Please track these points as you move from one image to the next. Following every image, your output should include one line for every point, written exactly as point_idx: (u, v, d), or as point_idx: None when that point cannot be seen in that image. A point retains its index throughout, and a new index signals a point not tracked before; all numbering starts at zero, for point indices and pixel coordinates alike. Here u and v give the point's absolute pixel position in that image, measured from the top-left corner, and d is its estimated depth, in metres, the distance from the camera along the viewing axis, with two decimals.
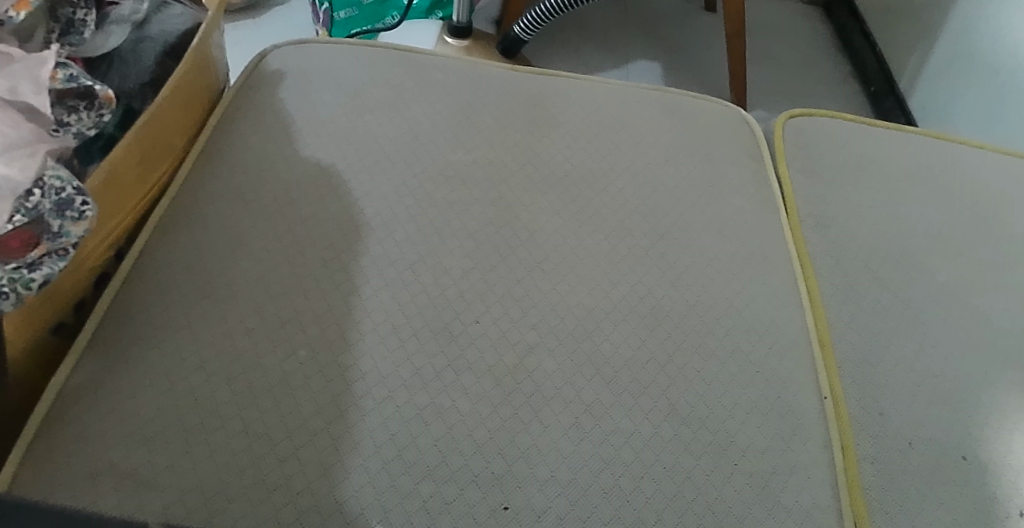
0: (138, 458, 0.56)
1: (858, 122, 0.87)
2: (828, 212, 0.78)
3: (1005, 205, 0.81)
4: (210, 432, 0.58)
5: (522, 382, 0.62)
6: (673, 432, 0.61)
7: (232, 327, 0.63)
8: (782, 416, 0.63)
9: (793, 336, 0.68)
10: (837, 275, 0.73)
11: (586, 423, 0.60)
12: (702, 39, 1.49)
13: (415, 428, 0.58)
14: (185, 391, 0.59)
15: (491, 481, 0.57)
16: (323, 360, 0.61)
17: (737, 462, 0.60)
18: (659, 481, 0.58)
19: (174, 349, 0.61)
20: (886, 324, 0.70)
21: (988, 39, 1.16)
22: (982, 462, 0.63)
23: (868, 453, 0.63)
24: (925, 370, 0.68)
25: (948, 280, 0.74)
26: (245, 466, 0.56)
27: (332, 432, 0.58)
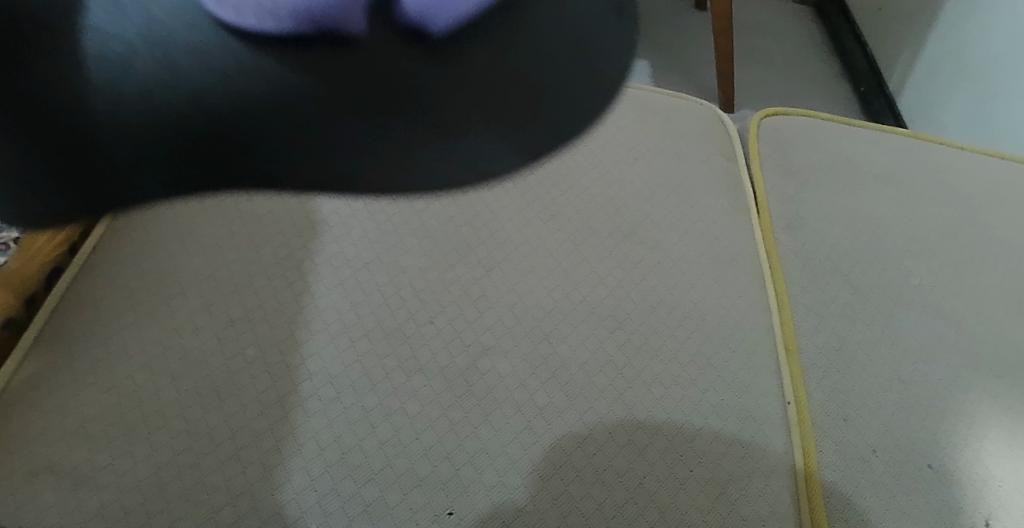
0: (78, 457, 0.55)
1: (835, 120, 0.85)
2: (800, 212, 0.76)
3: (987, 204, 0.78)
4: (151, 431, 0.57)
5: (474, 383, 0.60)
6: (628, 436, 0.59)
7: (181, 325, 0.61)
8: (742, 421, 0.62)
9: (756, 339, 0.67)
10: (806, 276, 0.72)
11: (539, 427, 0.59)
12: (690, 39, 1.47)
13: (361, 430, 0.57)
14: (129, 389, 0.58)
15: (437, 485, 0.55)
16: (270, 360, 0.60)
17: (693, 468, 0.58)
18: (610, 488, 0.57)
19: (121, 346, 0.60)
20: (854, 329, 0.69)
21: (978, 37, 1.14)
22: (949, 471, 0.62)
23: (830, 460, 0.61)
24: (893, 375, 0.66)
25: (921, 283, 0.72)
26: (186, 466, 0.55)
27: (276, 433, 0.57)
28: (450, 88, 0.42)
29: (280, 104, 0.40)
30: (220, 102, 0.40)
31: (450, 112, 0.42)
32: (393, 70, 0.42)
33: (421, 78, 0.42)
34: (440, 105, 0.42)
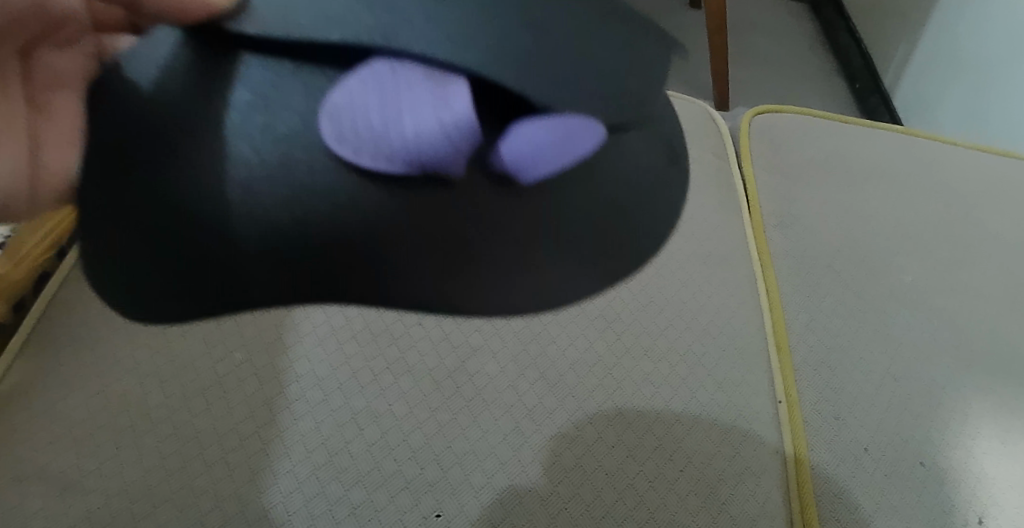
0: (66, 461, 0.55)
1: (828, 116, 0.85)
2: (792, 210, 0.76)
3: (980, 200, 0.78)
4: (139, 435, 0.56)
5: (463, 385, 0.60)
6: (617, 437, 0.59)
7: (169, 328, 0.61)
8: (733, 421, 0.62)
9: (747, 338, 0.67)
10: (798, 274, 0.71)
11: (527, 428, 0.59)
12: (684, 37, 1.47)
13: (349, 432, 0.57)
14: (117, 393, 0.58)
15: (425, 487, 0.55)
16: (258, 363, 0.60)
17: (683, 468, 0.58)
18: (599, 489, 0.56)
19: (108, 350, 0.60)
20: (846, 326, 0.68)
21: (973, 32, 1.13)
22: (941, 469, 0.61)
23: (821, 459, 0.61)
24: (886, 373, 0.66)
25: (914, 279, 0.71)
26: (173, 470, 0.55)
27: (264, 436, 0.56)
28: (498, 260, 0.36)
29: (359, 230, 0.34)
30: (280, 206, 0.33)
31: (493, 303, 0.37)
32: (462, 222, 0.35)
33: (490, 226, 0.35)
34: (507, 259, 0.36)
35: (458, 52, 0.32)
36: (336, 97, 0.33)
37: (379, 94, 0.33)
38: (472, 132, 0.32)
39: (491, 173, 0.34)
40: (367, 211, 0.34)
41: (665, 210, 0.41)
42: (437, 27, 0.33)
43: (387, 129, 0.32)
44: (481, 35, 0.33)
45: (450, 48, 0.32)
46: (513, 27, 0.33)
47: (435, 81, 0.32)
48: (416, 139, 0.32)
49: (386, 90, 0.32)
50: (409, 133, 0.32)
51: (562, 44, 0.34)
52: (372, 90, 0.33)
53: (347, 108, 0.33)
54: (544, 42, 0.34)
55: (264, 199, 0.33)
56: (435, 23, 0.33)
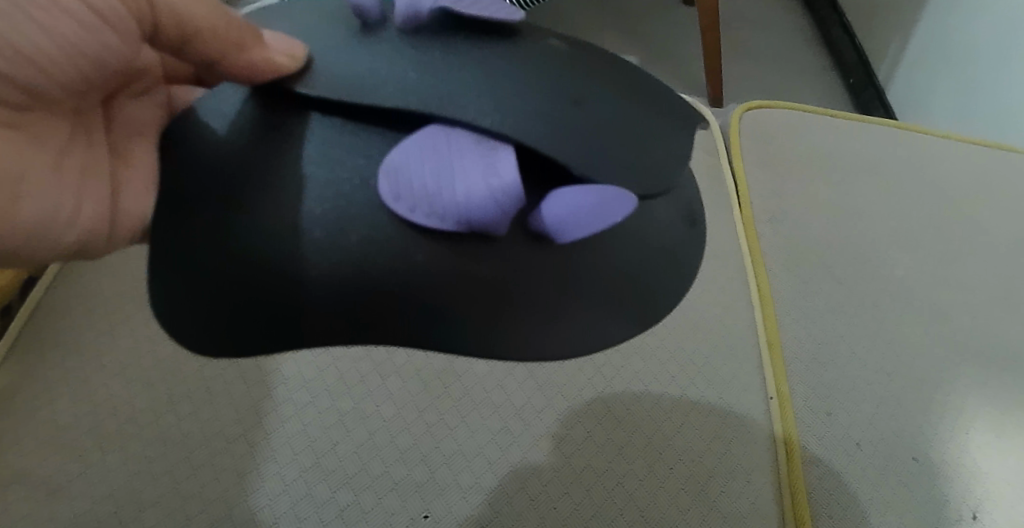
0: (52, 466, 0.55)
1: (818, 110, 0.84)
2: (782, 206, 0.75)
3: (972, 193, 0.77)
4: (125, 438, 0.56)
5: (450, 385, 0.60)
6: (607, 435, 0.59)
7: (155, 332, 0.61)
8: (724, 417, 0.61)
9: (737, 336, 0.66)
10: (788, 270, 0.71)
11: (516, 428, 0.58)
12: (677, 35, 1.47)
13: (336, 434, 0.57)
14: (103, 397, 0.58)
15: (412, 488, 0.55)
16: (244, 365, 0.59)
17: (673, 466, 0.58)
18: (589, 488, 0.56)
19: (94, 354, 0.60)
20: (838, 321, 0.68)
21: (966, 25, 1.13)
22: (935, 464, 0.61)
23: (813, 455, 0.60)
24: (878, 368, 0.65)
25: (905, 273, 0.71)
26: (159, 474, 0.55)
27: (251, 439, 0.56)
28: (525, 307, 0.38)
29: (402, 278, 0.37)
30: (344, 260, 0.37)
31: (532, 344, 0.38)
32: (499, 275, 0.38)
33: (523, 274, 0.38)
34: (541, 306, 0.38)
35: (507, 124, 0.36)
36: (395, 158, 0.37)
37: (434, 159, 0.36)
38: (518, 198, 0.36)
39: (528, 231, 0.38)
40: (415, 258, 0.37)
41: (682, 275, 0.42)
42: (487, 99, 0.37)
43: (442, 192, 0.36)
44: (528, 110, 0.37)
45: (501, 121, 0.37)
46: (552, 103, 0.38)
47: (482, 149, 0.36)
48: (467, 200, 0.36)
49: (440, 153, 0.36)
50: (460, 195, 0.36)
51: (596, 121, 0.38)
52: (426, 152, 0.36)
53: (405, 168, 0.36)
54: (581, 118, 0.38)
55: (321, 240, 0.37)
56: (488, 96, 0.37)
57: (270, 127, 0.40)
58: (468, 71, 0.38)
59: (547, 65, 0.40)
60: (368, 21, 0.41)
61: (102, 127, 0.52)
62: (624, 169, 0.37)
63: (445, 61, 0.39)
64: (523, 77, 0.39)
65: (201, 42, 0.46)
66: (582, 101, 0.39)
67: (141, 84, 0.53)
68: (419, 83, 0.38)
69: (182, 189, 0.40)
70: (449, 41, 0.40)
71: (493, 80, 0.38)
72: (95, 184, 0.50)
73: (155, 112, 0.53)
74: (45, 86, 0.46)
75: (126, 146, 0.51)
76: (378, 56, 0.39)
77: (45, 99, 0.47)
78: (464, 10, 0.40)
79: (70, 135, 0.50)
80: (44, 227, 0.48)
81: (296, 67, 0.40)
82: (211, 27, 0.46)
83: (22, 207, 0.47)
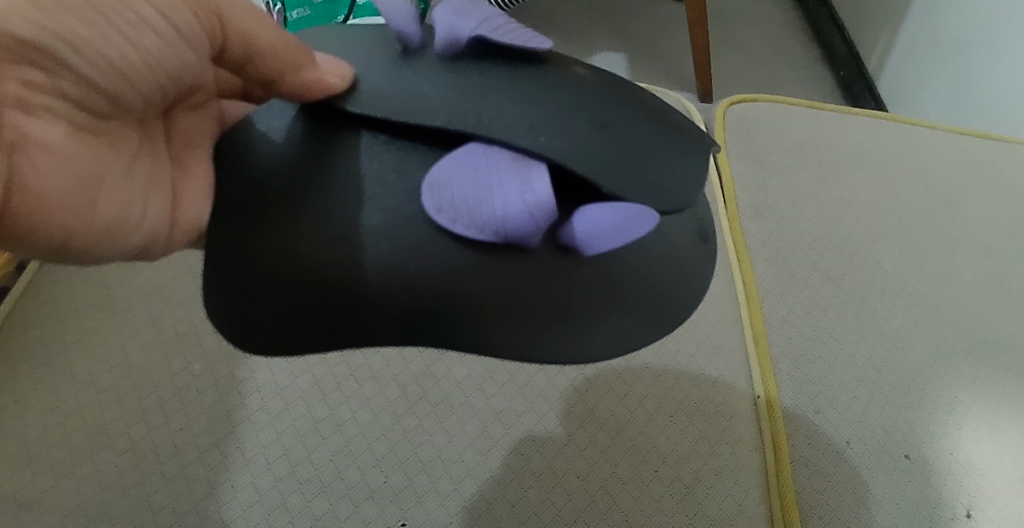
0: (20, 479, 0.53)
1: (804, 105, 0.83)
2: (768, 201, 0.74)
3: (963, 185, 0.76)
4: (95, 450, 0.55)
5: (429, 390, 0.59)
6: (590, 439, 0.57)
7: (127, 340, 0.59)
8: (710, 418, 0.60)
9: (722, 334, 0.65)
10: (775, 266, 0.69)
11: (496, 431, 0.57)
12: (666, 31, 1.45)
13: (311, 441, 0.56)
14: (74, 408, 0.56)
15: (390, 496, 0.54)
16: (218, 373, 0.58)
17: (658, 469, 0.57)
18: (572, 492, 0.55)
19: (64, 364, 0.58)
20: (826, 317, 0.66)
21: (956, 17, 1.12)
22: (926, 461, 0.59)
23: (802, 455, 0.59)
24: (868, 364, 0.64)
25: (894, 267, 0.69)
26: (130, 486, 0.53)
27: (223, 449, 0.55)
28: (542, 316, 0.38)
29: (443, 285, 0.37)
30: (379, 276, 0.37)
31: (557, 345, 0.38)
32: (524, 285, 0.37)
33: (547, 285, 0.38)
34: (567, 310, 0.38)
35: (544, 142, 0.35)
36: (436, 172, 0.36)
37: (474, 174, 0.36)
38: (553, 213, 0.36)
39: (561, 244, 0.38)
40: (449, 268, 0.37)
41: (696, 286, 0.42)
42: (522, 116, 0.36)
43: (481, 205, 0.36)
44: (565, 126, 0.36)
45: (538, 138, 0.36)
46: (587, 125, 0.36)
47: (519, 165, 0.35)
48: (506, 217, 0.36)
49: (480, 170, 0.36)
50: (499, 211, 0.36)
51: (632, 139, 0.37)
52: (466, 168, 0.36)
53: (445, 184, 0.36)
54: (618, 135, 0.37)
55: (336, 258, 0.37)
56: (523, 112, 0.36)
57: (320, 143, 0.39)
58: (503, 89, 0.37)
59: (582, 86, 0.39)
60: (404, 38, 0.40)
61: (161, 138, 0.50)
62: (654, 188, 0.36)
63: (479, 78, 0.38)
64: (559, 92, 0.38)
65: (261, 63, 0.45)
66: (617, 118, 0.38)
67: (198, 96, 0.51)
68: (453, 99, 0.37)
69: (234, 199, 0.39)
70: (482, 60, 0.39)
71: (529, 96, 0.37)
72: (156, 189, 0.49)
73: (210, 126, 0.51)
74: (121, 89, 0.46)
75: (186, 155, 0.50)
76: (410, 73, 0.38)
77: (118, 105, 0.46)
78: (498, 32, 0.39)
79: (135, 144, 0.49)
80: (114, 229, 0.48)
81: (344, 86, 0.39)
82: (271, 46, 0.45)
83: (96, 209, 0.47)
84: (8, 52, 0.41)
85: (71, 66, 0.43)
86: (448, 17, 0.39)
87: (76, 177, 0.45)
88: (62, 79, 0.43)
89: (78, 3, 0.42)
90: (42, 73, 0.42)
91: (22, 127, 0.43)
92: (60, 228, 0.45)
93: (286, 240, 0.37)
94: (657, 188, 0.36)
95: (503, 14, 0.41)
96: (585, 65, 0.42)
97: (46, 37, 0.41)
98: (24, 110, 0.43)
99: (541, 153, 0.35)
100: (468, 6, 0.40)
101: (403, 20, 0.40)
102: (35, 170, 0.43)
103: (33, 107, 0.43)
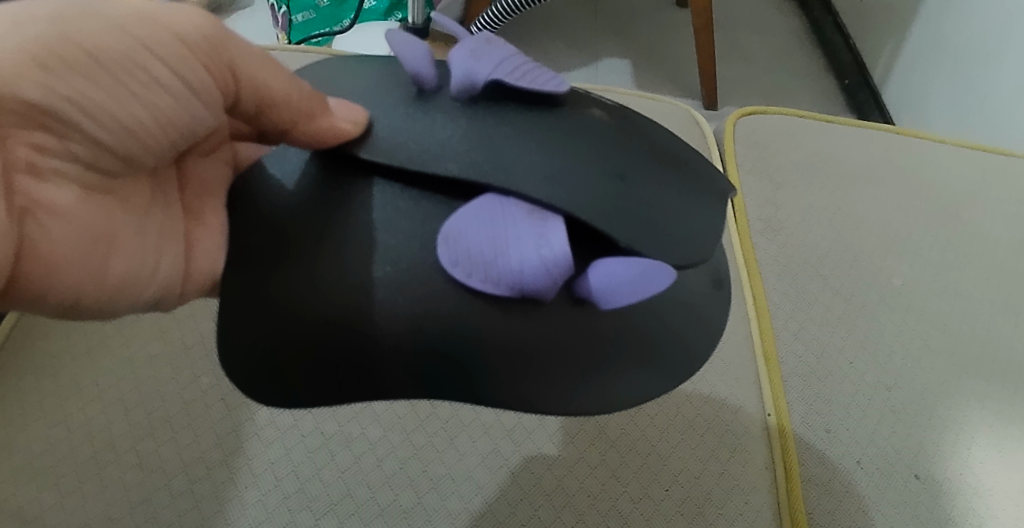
0: (26, 495, 0.53)
1: (813, 118, 0.82)
2: (777, 215, 0.74)
3: (973, 201, 0.76)
4: (102, 466, 0.54)
5: (439, 406, 0.59)
6: (600, 457, 0.57)
7: (134, 353, 0.59)
8: (720, 436, 0.59)
9: (733, 351, 0.64)
10: (785, 282, 0.69)
11: (506, 449, 0.57)
12: (670, 38, 1.45)
13: (320, 458, 0.55)
14: (80, 422, 0.56)
15: (399, 515, 0.53)
16: (225, 388, 0.58)
17: (668, 488, 0.56)
18: (582, 511, 0.55)
19: (72, 378, 0.57)
20: (836, 334, 0.66)
21: (963, 29, 1.12)
22: (936, 481, 0.59)
23: (812, 474, 0.59)
24: (878, 382, 0.63)
25: (904, 283, 0.69)
26: (137, 502, 0.53)
27: (231, 465, 0.54)
28: (566, 365, 0.38)
29: (468, 343, 0.37)
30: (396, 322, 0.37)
31: (589, 396, 0.38)
32: (550, 341, 0.38)
33: (564, 326, 0.38)
34: (593, 362, 0.38)
35: (560, 192, 0.36)
36: (452, 224, 0.36)
37: (489, 226, 0.35)
38: (567, 268, 0.35)
39: (576, 296, 0.38)
40: (472, 320, 0.37)
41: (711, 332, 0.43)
42: (539, 166, 0.36)
43: (497, 259, 0.35)
44: (581, 180, 0.36)
45: (554, 188, 0.36)
46: (601, 176, 0.37)
47: (535, 218, 0.35)
48: (520, 271, 0.35)
49: (496, 223, 0.35)
50: (514, 265, 0.35)
51: (644, 191, 0.38)
52: (482, 221, 0.35)
53: (460, 236, 0.36)
54: (632, 189, 0.37)
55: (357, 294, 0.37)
56: (542, 163, 0.36)
57: (334, 191, 0.39)
58: (519, 136, 0.37)
59: (594, 134, 0.39)
60: (419, 82, 0.40)
61: (174, 189, 0.48)
62: (668, 240, 0.37)
63: (497, 124, 0.38)
64: (573, 141, 0.38)
65: (276, 114, 0.43)
66: (630, 170, 0.38)
67: (211, 142, 0.48)
68: (469, 144, 0.37)
69: (251, 248, 0.39)
70: (497, 104, 0.39)
71: (546, 145, 0.37)
72: (169, 243, 0.47)
73: (226, 172, 0.49)
74: (133, 149, 0.43)
75: (200, 206, 0.48)
76: (426, 117, 0.38)
77: (130, 163, 0.44)
78: (515, 75, 0.39)
79: (148, 197, 0.46)
80: (127, 287, 0.45)
81: (359, 132, 0.39)
82: (284, 96, 0.43)
83: (109, 268, 0.44)
84: (19, 116, 0.38)
85: (80, 128, 0.40)
86: (464, 60, 0.39)
87: (86, 239, 0.43)
88: (71, 140, 0.40)
89: (91, 65, 0.39)
90: (53, 137, 0.40)
91: (31, 193, 0.40)
92: (70, 290, 0.43)
93: (304, 286, 0.37)
94: (670, 242, 0.37)
95: (519, 53, 0.41)
96: (596, 104, 0.42)
97: (57, 101, 0.39)
98: (34, 174, 0.40)
99: (556, 205, 0.35)
100: (484, 49, 0.40)
101: (419, 63, 0.40)
102: (45, 235, 0.41)
103: (44, 171, 0.41)
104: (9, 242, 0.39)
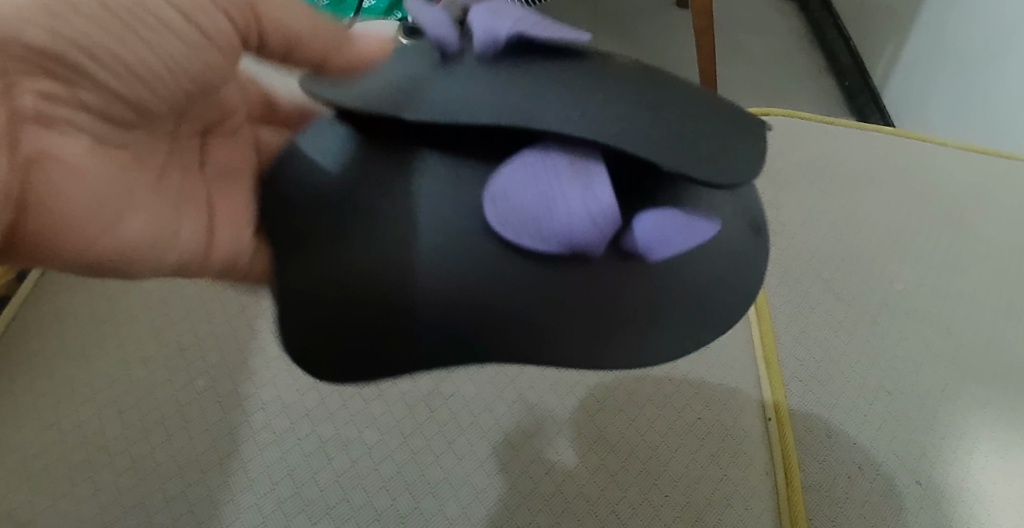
0: (19, 498, 0.52)
1: (815, 120, 0.82)
2: (779, 218, 0.73)
3: (975, 205, 0.76)
4: (95, 469, 0.53)
5: (437, 409, 0.58)
6: (600, 461, 0.57)
7: (130, 355, 0.58)
8: (721, 440, 0.59)
9: (734, 355, 0.64)
10: (786, 285, 0.69)
11: (504, 454, 0.56)
12: (671, 40, 1.44)
13: (316, 461, 0.55)
14: (74, 424, 0.55)
15: (397, 519, 0.53)
16: (221, 390, 0.57)
17: (668, 493, 0.56)
18: (581, 516, 0.54)
19: (66, 379, 0.57)
20: (837, 338, 0.66)
21: (964, 31, 1.12)
22: (938, 487, 0.59)
23: (813, 480, 0.58)
24: (879, 386, 0.63)
25: (905, 287, 0.69)
26: (130, 506, 0.52)
27: (225, 468, 0.54)
28: (599, 326, 0.38)
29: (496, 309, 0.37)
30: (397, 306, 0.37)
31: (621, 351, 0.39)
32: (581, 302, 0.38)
33: (581, 301, 0.38)
34: (627, 319, 0.38)
35: (596, 126, 0.34)
36: (496, 185, 0.36)
37: (534, 185, 0.35)
38: (614, 217, 0.35)
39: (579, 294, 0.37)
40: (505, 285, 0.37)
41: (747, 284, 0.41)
42: (572, 104, 0.35)
43: (548, 216, 0.35)
44: (615, 112, 0.35)
45: (588, 120, 0.34)
46: (636, 109, 0.35)
47: (576, 170, 0.35)
48: (570, 227, 0.35)
49: (540, 180, 0.35)
50: (566, 222, 0.35)
51: (682, 121, 0.36)
52: (525, 180, 0.35)
53: (506, 196, 0.35)
54: (670, 120, 0.36)
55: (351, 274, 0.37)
56: (573, 102, 0.35)
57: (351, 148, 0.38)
58: (549, 77, 0.36)
59: (625, 74, 0.37)
60: (442, 46, 0.38)
61: (196, 158, 0.48)
62: (709, 165, 0.35)
63: (523, 74, 0.36)
64: (604, 79, 0.36)
65: (299, 52, 0.43)
66: (665, 101, 0.37)
67: (226, 123, 0.49)
68: (498, 94, 0.35)
69: (269, 228, 0.39)
70: (523, 53, 0.37)
71: (574, 83, 0.36)
72: (189, 211, 0.45)
73: (245, 151, 0.49)
74: (145, 97, 0.43)
75: (219, 183, 0.47)
76: (450, 78, 0.36)
77: (143, 114, 0.44)
78: (538, 27, 0.37)
79: (167, 163, 0.46)
80: (145, 249, 0.44)
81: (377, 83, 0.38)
82: (305, 31, 0.43)
83: (123, 229, 0.43)
84: (24, 61, 0.39)
85: (87, 73, 0.40)
86: (484, 18, 0.38)
87: (100, 195, 0.42)
88: (80, 86, 0.41)
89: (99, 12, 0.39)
90: (61, 84, 0.40)
91: (41, 143, 0.40)
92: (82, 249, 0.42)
93: (296, 268, 0.38)
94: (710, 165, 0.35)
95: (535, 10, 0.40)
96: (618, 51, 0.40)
97: (63, 45, 0.39)
98: (45, 125, 0.40)
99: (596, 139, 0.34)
100: (503, 6, 0.38)
101: (439, 28, 0.38)
102: (55, 184, 0.40)
103: (55, 121, 0.41)
104: (11, 191, 0.38)
